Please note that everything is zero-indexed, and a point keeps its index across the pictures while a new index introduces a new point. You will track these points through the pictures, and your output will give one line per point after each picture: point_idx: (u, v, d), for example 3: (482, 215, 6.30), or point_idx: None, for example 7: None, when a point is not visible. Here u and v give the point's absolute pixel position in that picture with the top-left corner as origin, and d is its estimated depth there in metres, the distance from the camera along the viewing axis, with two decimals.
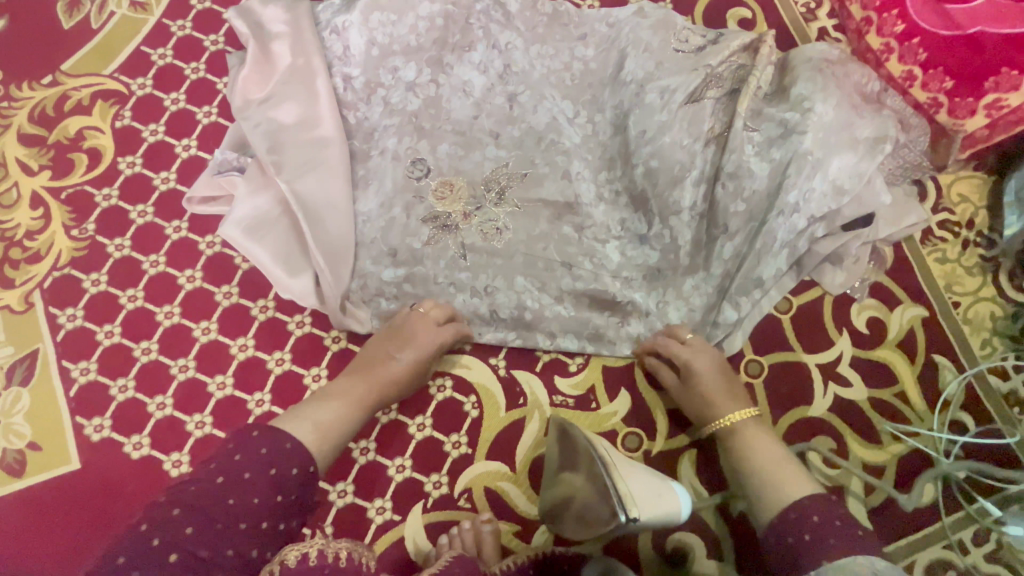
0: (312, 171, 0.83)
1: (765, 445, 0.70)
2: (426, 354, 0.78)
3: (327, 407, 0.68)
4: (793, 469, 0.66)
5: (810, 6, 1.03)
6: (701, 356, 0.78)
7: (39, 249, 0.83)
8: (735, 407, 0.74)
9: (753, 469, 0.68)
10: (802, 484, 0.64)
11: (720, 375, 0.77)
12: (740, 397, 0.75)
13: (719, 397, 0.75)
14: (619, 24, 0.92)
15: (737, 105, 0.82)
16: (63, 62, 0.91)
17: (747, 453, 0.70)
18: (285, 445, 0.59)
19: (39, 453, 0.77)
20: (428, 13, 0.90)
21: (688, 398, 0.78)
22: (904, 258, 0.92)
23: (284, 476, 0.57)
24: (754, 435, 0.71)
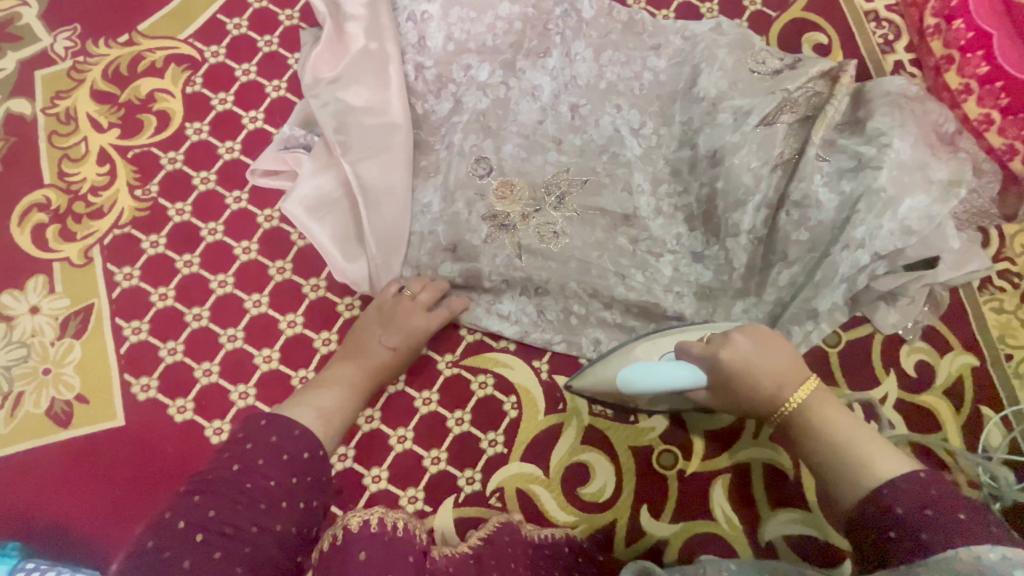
0: (377, 156, 0.83)
1: (835, 417, 0.59)
2: (417, 335, 0.78)
3: (326, 396, 0.70)
4: (871, 438, 0.56)
5: (888, 37, 1.00)
6: (731, 345, 0.66)
7: (102, 205, 0.85)
8: (780, 380, 0.62)
9: (824, 450, 0.58)
10: (893, 458, 0.54)
11: (761, 352, 0.65)
12: (790, 362, 0.64)
13: (761, 372, 0.63)
14: (695, 37, 0.91)
15: (811, 133, 0.80)
16: (139, 22, 0.92)
17: (816, 433, 0.59)
18: (295, 431, 0.58)
19: (86, 406, 0.78)
20: (507, 15, 0.90)
21: (723, 393, 0.67)
22: (960, 304, 0.91)
23: (302, 459, 0.56)
24: (821, 409, 0.60)
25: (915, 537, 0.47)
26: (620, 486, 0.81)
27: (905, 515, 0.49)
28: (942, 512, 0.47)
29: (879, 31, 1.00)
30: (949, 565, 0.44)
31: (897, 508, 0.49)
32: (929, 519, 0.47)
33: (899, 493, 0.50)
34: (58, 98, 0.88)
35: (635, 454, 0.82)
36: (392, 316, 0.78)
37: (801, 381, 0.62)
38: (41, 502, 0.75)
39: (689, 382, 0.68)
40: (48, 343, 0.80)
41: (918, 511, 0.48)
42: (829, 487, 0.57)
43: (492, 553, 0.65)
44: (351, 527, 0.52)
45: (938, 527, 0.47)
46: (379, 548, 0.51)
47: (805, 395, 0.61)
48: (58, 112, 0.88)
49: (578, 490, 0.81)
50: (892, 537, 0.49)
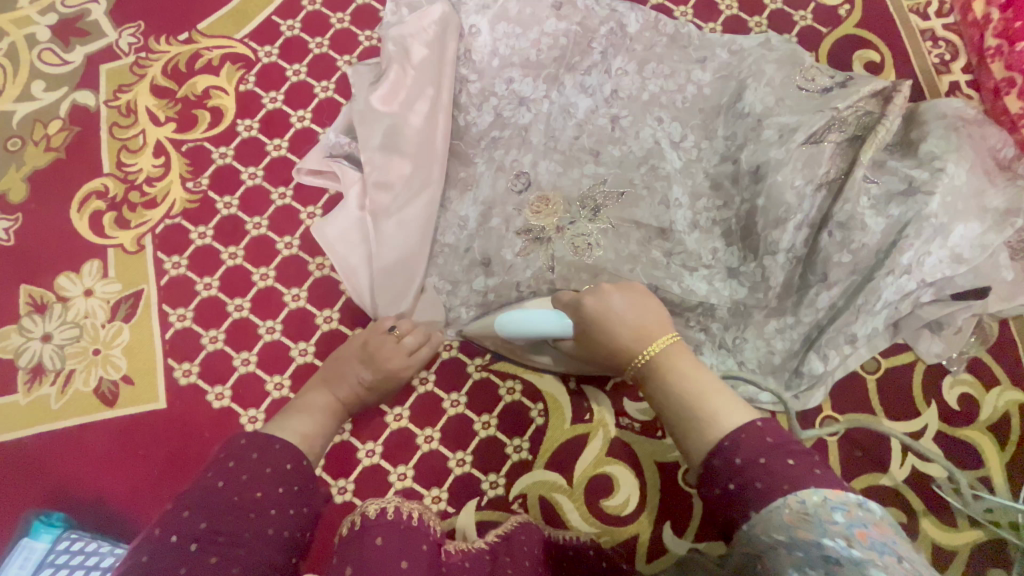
0: (404, 208, 0.85)
1: (685, 367, 0.59)
2: (394, 375, 0.78)
3: (298, 420, 0.69)
4: (718, 386, 0.57)
5: (945, 57, 0.97)
6: (597, 296, 0.70)
7: (156, 196, 0.88)
8: (638, 335, 0.64)
9: (673, 406, 0.58)
10: (734, 405, 0.54)
11: (633, 310, 0.67)
12: (654, 321, 0.66)
13: (625, 324, 0.66)
14: (743, 52, 0.90)
15: (860, 153, 0.78)
16: (199, 21, 0.96)
17: (666, 383, 0.59)
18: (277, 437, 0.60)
19: (131, 387, 0.82)
20: (553, 30, 0.91)
21: (587, 339, 0.70)
22: (1010, 338, 0.87)
23: (294, 470, 0.59)
24: (673, 359, 0.61)
25: (751, 488, 0.47)
26: (644, 501, 0.80)
27: (742, 466, 0.49)
28: (775, 459, 0.48)
29: (935, 51, 0.97)
30: (780, 517, 0.45)
31: (734, 459, 0.50)
32: (763, 467, 0.48)
33: (739, 443, 0.50)
34: (120, 92, 0.93)
35: (661, 469, 0.81)
36: (372, 347, 0.77)
37: (660, 336, 0.63)
38: (85, 476, 0.79)
39: (558, 330, 0.75)
40: (99, 325, 0.84)
41: (753, 460, 0.49)
42: (683, 443, 0.56)
43: (507, 551, 0.66)
44: (369, 513, 0.53)
45: (772, 477, 0.47)
46: (395, 534, 0.52)
47: (661, 347, 0.62)
48: (120, 104, 0.92)
49: (601, 502, 0.80)
50: (732, 491, 0.49)
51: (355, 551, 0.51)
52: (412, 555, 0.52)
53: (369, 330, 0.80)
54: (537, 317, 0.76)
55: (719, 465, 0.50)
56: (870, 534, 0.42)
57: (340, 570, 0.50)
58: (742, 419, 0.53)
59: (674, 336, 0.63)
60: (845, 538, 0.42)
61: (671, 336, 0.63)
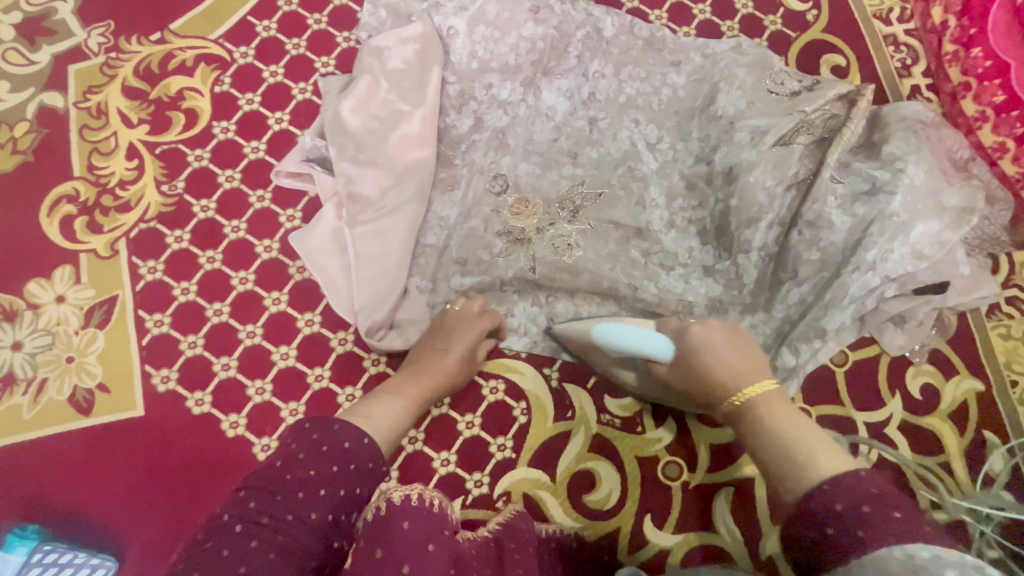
0: (378, 220, 0.85)
1: (790, 418, 0.60)
2: (467, 350, 0.78)
3: (385, 402, 0.68)
4: (824, 438, 0.56)
5: (906, 62, 1.01)
6: (705, 329, 0.69)
7: (129, 200, 0.87)
8: (753, 380, 0.64)
9: (772, 446, 0.58)
10: (840, 458, 0.53)
11: (736, 347, 0.68)
12: (756, 367, 0.66)
13: (733, 367, 0.66)
14: (715, 56, 0.92)
15: (827, 154, 0.81)
16: (171, 21, 0.94)
17: (764, 427, 0.60)
18: (335, 426, 0.57)
19: (107, 395, 0.80)
20: (531, 34, 0.92)
21: (685, 379, 0.69)
22: (967, 330, 0.91)
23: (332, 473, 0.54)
24: (774, 407, 0.61)
25: (851, 533, 0.45)
26: (625, 495, 0.82)
27: (842, 512, 0.47)
28: (878, 509, 0.46)
29: (897, 55, 1.01)
30: (883, 564, 0.42)
31: (834, 505, 0.48)
32: (866, 516, 0.46)
33: (839, 488, 0.49)
34: (90, 93, 0.91)
35: (641, 464, 0.83)
36: (441, 326, 0.79)
37: (761, 383, 0.64)
38: (60, 487, 0.77)
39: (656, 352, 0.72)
40: (72, 332, 0.82)
41: (854, 507, 0.47)
42: (772, 482, 0.56)
43: (510, 536, 0.67)
44: (394, 499, 0.52)
45: (876, 525, 0.44)
46: (421, 519, 0.51)
47: (761, 393, 0.63)
48: (90, 106, 0.90)
49: (584, 497, 0.82)
50: (829, 535, 0.47)
51: (382, 534, 0.50)
52: (436, 539, 0.51)
53: (454, 316, 0.79)
54: (648, 340, 0.72)
55: (817, 505, 0.49)
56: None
57: (369, 554, 0.48)
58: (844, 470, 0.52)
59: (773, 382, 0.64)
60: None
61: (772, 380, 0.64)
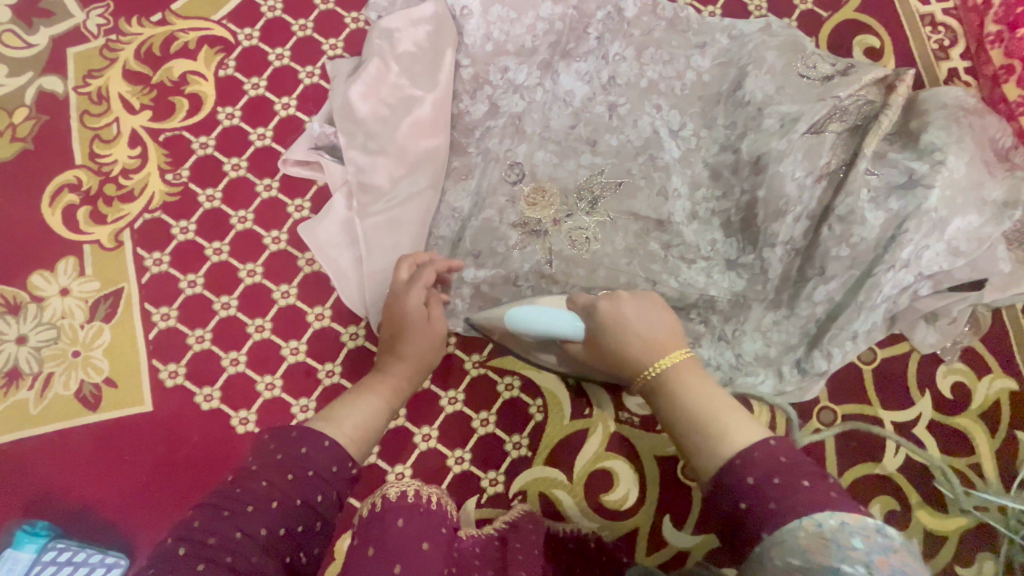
0: (390, 211, 0.82)
1: (698, 386, 0.58)
2: (423, 324, 0.71)
3: (353, 405, 0.63)
4: (734, 410, 0.55)
5: (944, 43, 0.96)
6: (613, 303, 0.67)
7: (133, 189, 0.84)
8: (656, 349, 0.62)
9: (685, 424, 0.56)
10: (742, 427, 0.52)
11: (642, 321, 0.66)
12: (667, 336, 0.64)
13: (640, 337, 0.64)
14: (743, 37, 0.87)
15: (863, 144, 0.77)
16: (173, 1, 0.90)
17: (677, 402, 0.58)
18: (293, 433, 0.53)
19: (114, 390, 0.79)
20: (548, 14, 0.87)
21: (598, 353, 0.68)
22: (1003, 327, 0.88)
23: (298, 482, 0.50)
24: (685, 384, 0.59)
25: (764, 508, 0.45)
26: (644, 495, 0.80)
27: (754, 485, 0.47)
28: (788, 479, 0.46)
29: (935, 36, 0.96)
30: (796, 537, 0.43)
31: (747, 478, 0.48)
32: (777, 489, 0.46)
33: (750, 462, 0.49)
34: (90, 77, 0.87)
35: (660, 463, 0.81)
36: (394, 305, 0.72)
37: (672, 351, 0.62)
38: (71, 483, 0.76)
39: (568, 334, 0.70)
40: (78, 326, 0.80)
41: (768, 478, 0.47)
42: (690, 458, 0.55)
43: (517, 537, 0.66)
44: (390, 496, 0.50)
45: (787, 497, 0.45)
46: (416, 517, 0.49)
47: (671, 365, 0.60)
48: (91, 90, 0.87)
49: (602, 497, 0.80)
50: (743, 508, 0.47)
51: (376, 533, 0.48)
52: (432, 538, 0.49)
53: (393, 294, 0.74)
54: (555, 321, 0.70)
55: (732, 482, 0.49)
56: (891, 562, 0.40)
57: (363, 552, 0.47)
58: (749, 441, 0.51)
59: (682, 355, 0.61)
60: (864, 565, 0.40)
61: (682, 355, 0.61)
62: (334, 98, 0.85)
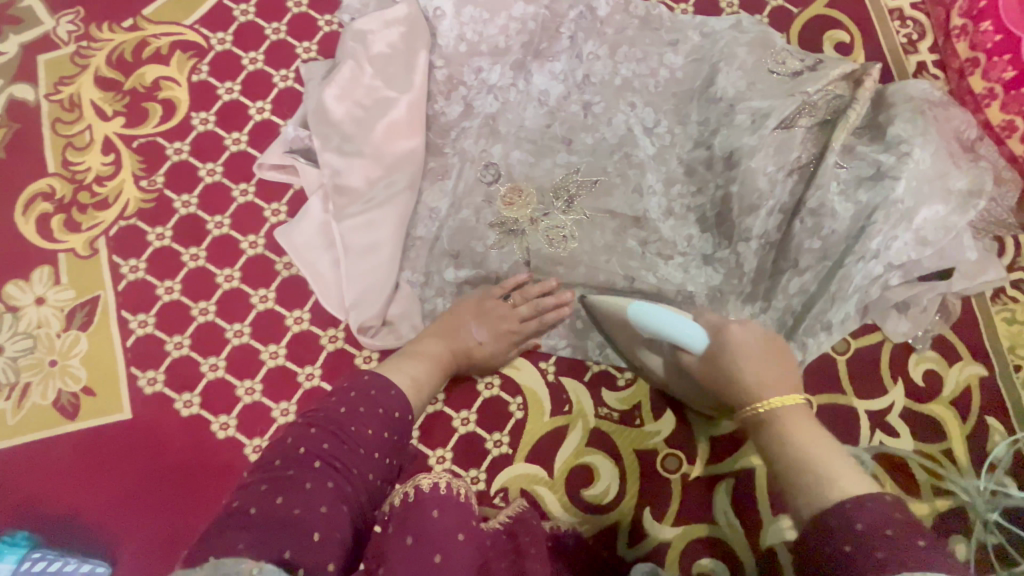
0: (365, 212, 0.81)
1: (805, 432, 0.55)
2: (507, 331, 0.80)
3: (416, 363, 0.70)
4: (840, 460, 0.51)
5: (912, 37, 0.97)
6: (743, 327, 0.66)
7: (107, 196, 0.83)
8: (779, 387, 0.60)
9: (791, 467, 0.52)
10: (852, 476, 0.49)
11: (764, 353, 0.63)
12: (779, 376, 0.61)
13: (749, 370, 0.62)
14: (714, 35, 0.88)
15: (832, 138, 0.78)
16: (143, 6, 0.89)
17: (786, 443, 0.55)
18: (361, 409, 0.57)
19: (93, 398, 0.78)
20: (520, 14, 0.88)
21: (715, 376, 0.65)
22: (972, 315, 0.90)
23: (357, 455, 0.54)
24: (796, 425, 0.56)
25: (869, 554, 0.42)
26: (623, 489, 0.81)
27: (863, 533, 0.43)
28: (904, 534, 0.42)
29: (903, 30, 0.97)
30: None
31: (856, 524, 0.44)
32: (888, 540, 0.42)
33: (860, 506, 0.45)
34: (61, 84, 0.87)
35: (640, 457, 0.82)
36: (486, 305, 0.80)
37: (786, 394, 0.59)
38: (51, 492, 0.76)
39: (688, 341, 0.69)
40: (54, 335, 0.80)
41: (878, 529, 0.43)
42: (790, 497, 0.51)
43: (524, 528, 0.64)
44: (423, 487, 0.50)
45: (903, 553, 0.41)
46: (450, 508, 0.49)
47: (786, 404, 0.58)
48: (62, 98, 0.86)
49: (583, 492, 0.81)
50: (846, 553, 0.43)
51: (415, 520, 0.48)
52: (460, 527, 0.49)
53: (484, 297, 0.81)
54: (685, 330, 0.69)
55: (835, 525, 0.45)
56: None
57: (401, 538, 0.47)
58: (853, 492, 0.47)
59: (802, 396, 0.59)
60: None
61: (802, 395, 0.59)
62: (308, 100, 0.85)
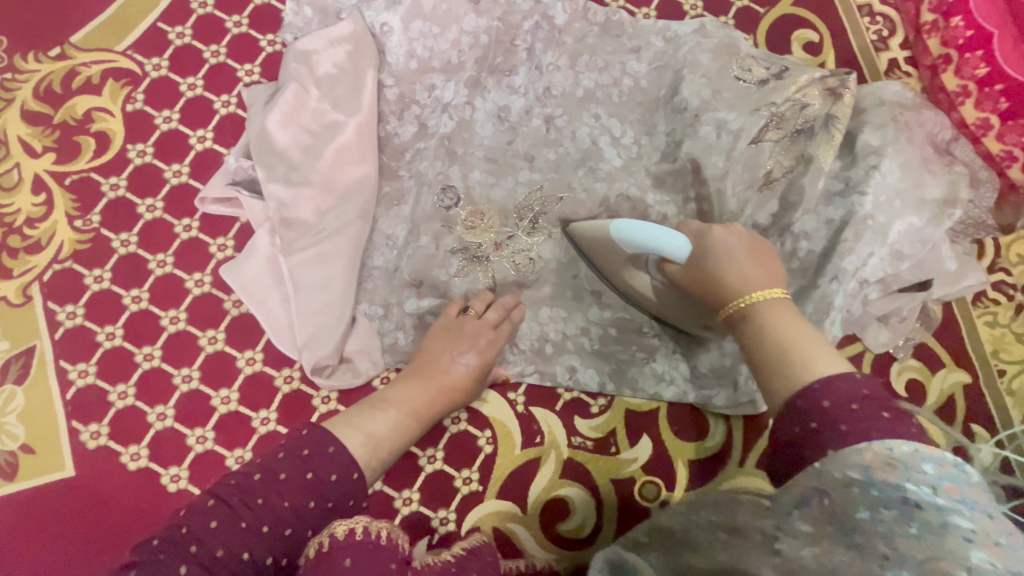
0: (316, 245, 0.77)
1: (789, 320, 0.53)
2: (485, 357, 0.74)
3: (379, 416, 0.64)
4: (818, 341, 0.50)
5: (883, 33, 0.94)
6: (727, 231, 0.62)
7: (40, 238, 0.79)
8: (765, 283, 0.57)
9: (772, 353, 0.51)
10: (830, 359, 0.48)
11: (750, 254, 0.60)
12: (766, 275, 0.58)
13: (742, 271, 0.58)
14: (677, 40, 0.85)
15: (812, 155, 0.75)
16: (72, 33, 0.84)
17: (765, 328, 0.53)
18: (280, 476, 0.52)
19: (32, 456, 0.74)
20: (473, 27, 0.83)
21: (699, 284, 0.62)
22: (954, 321, 0.87)
23: (258, 535, 0.49)
24: (776, 313, 0.54)
25: (832, 428, 0.42)
26: (601, 522, 0.78)
27: (830, 409, 0.43)
28: (868, 407, 0.42)
29: (873, 27, 0.94)
30: (859, 458, 0.39)
31: (823, 401, 0.44)
32: (854, 414, 0.42)
33: (831, 386, 0.45)
34: None
35: (616, 487, 0.79)
36: (456, 328, 0.74)
37: (770, 287, 0.56)
38: None
39: (670, 250, 0.64)
40: None
41: (844, 403, 0.43)
42: (765, 382, 0.51)
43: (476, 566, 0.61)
44: (337, 534, 0.48)
45: (863, 420, 0.41)
46: (365, 556, 0.47)
47: (769, 299, 0.55)
48: None
49: (558, 526, 0.78)
50: (814, 428, 0.43)
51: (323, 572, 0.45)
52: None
53: (455, 323, 0.75)
54: (666, 239, 0.64)
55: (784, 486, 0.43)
56: (962, 490, 0.35)
57: None
58: (826, 374, 0.47)
59: (782, 290, 0.56)
60: (933, 488, 0.36)
61: (783, 290, 0.56)
62: (250, 128, 0.80)
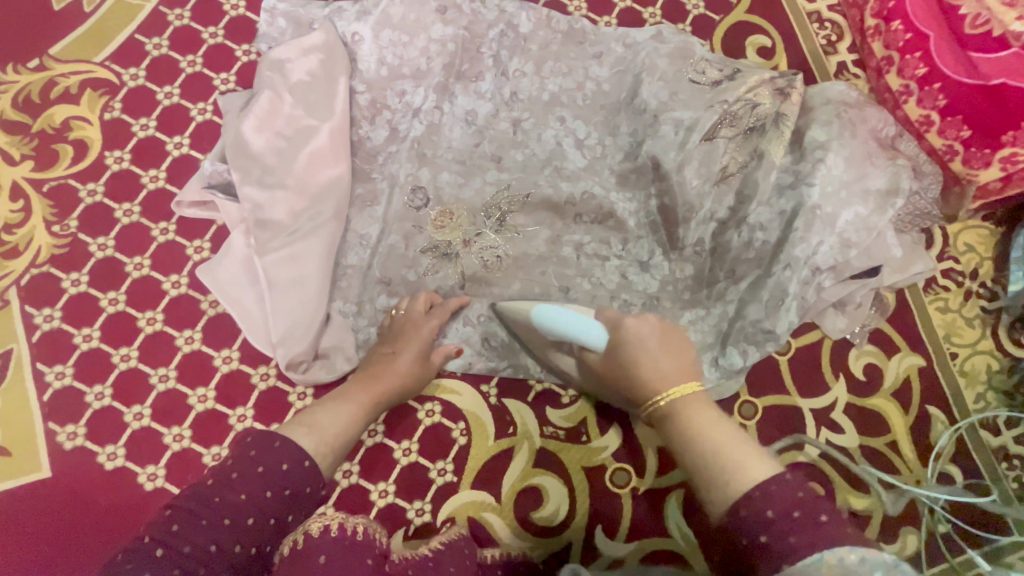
0: (291, 244, 0.79)
1: (709, 420, 0.56)
2: (427, 345, 0.76)
3: (325, 411, 0.66)
4: (739, 437, 0.54)
5: (831, 38, 1.00)
6: (636, 322, 0.65)
7: (18, 243, 0.80)
8: (677, 378, 0.61)
9: (700, 457, 0.54)
10: (754, 457, 0.51)
11: (664, 345, 0.64)
12: (678, 366, 0.62)
13: (654, 368, 0.62)
14: (636, 45, 0.89)
15: (763, 151, 0.80)
16: (50, 46, 0.86)
17: (691, 437, 0.56)
18: (233, 474, 0.51)
19: (8, 458, 0.75)
20: (440, 36, 0.87)
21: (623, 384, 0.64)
22: (907, 307, 0.91)
23: (221, 527, 0.48)
24: (698, 411, 0.57)
25: (782, 543, 0.44)
26: (573, 510, 0.80)
27: (769, 535, 0.45)
28: (807, 515, 0.45)
29: (822, 32, 1.00)
30: (816, 568, 0.42)
31: (763, 513, 0.46)
32: (796, 521, 0.45)
33: (768, 494, 0.47)
34: None
35: (588, 474, 0.81)
36: (397, 324, 0.78)
37: (684, 383, 0.60)
38: None
39: (589, 342, 0.68)
40: None
41: (786, 515, 0.45)
42: (700, 489, 0.53)
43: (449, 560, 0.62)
44: (312, 532, 0.49)
45: (805, 530, 0.44)
46: (341, 550, 0.48)
47: (686, 397, 0.59)
48: None
49: (532, 515, 0.79)
50: (762, 543, 0.45)
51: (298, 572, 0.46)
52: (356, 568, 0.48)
53: (401, 320, 0.78)
54: (584, 330, 0.68)
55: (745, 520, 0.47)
56: None
57: None
58: (757, 478, 0.49)
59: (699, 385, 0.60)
60: None
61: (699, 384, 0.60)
62: (225, 134, 0.82)
